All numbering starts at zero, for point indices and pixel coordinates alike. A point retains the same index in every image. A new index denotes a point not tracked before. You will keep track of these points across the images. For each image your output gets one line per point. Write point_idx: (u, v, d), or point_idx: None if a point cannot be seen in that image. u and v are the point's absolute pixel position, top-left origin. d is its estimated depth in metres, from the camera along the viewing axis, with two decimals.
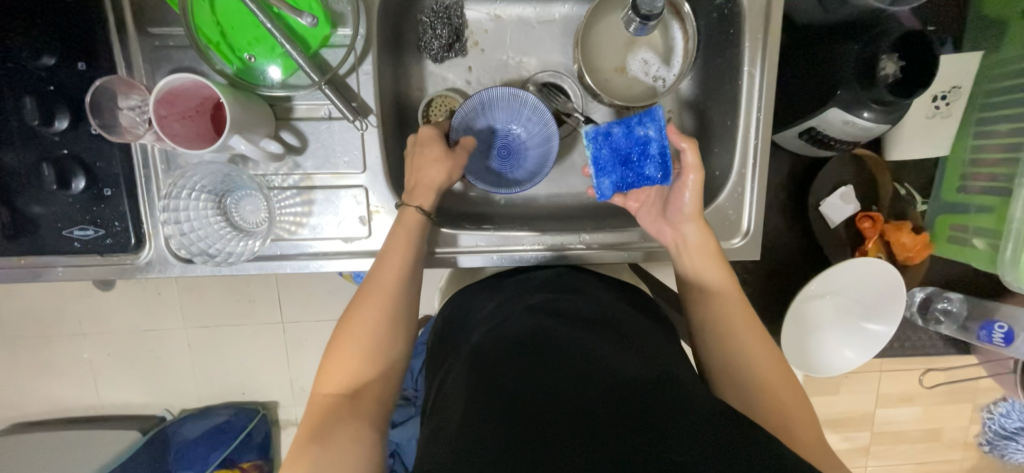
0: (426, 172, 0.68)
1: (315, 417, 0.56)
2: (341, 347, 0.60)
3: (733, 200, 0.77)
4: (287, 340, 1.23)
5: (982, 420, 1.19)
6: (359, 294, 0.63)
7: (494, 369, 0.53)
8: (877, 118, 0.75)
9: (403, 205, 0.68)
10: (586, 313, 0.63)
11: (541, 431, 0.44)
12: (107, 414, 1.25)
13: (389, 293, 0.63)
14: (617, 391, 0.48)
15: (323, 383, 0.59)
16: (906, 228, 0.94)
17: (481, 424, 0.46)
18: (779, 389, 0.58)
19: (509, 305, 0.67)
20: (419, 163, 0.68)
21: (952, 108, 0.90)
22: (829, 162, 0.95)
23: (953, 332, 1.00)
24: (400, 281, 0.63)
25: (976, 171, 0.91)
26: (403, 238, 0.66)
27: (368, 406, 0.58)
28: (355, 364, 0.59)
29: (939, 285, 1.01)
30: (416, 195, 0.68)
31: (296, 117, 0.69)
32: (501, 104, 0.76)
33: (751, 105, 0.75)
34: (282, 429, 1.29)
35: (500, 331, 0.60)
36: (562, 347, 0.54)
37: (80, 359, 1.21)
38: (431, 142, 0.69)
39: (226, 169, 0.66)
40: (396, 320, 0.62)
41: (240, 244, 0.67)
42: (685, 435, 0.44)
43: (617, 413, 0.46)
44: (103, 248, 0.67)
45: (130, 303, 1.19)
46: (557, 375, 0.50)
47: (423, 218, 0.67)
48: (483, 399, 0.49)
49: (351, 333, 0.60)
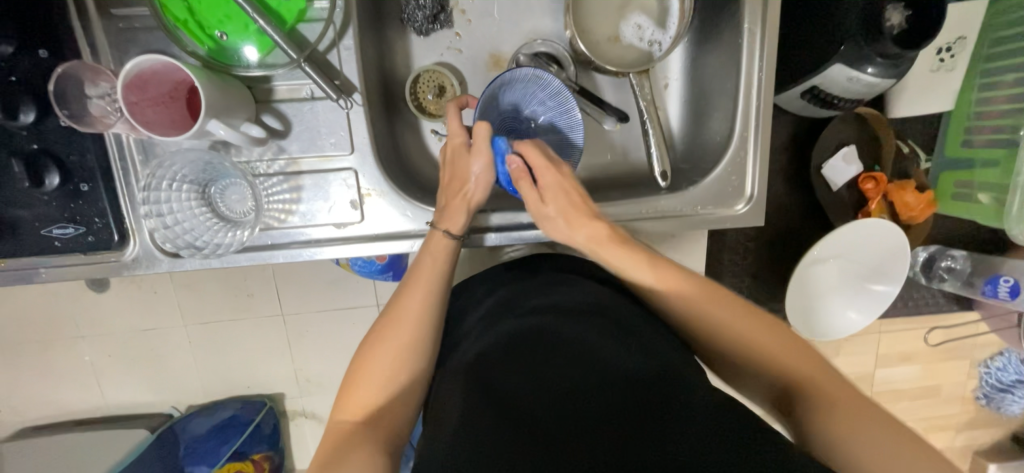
0: (460, 188, 0.66)
1: (330, 444, 0.55)
2: (360, 376, 0.59)
3: (735, 165, 0.74)
4: (287, 332, 1.22)
5: (979, 375, 1.20)
6: (379, 324, 0.61)
7: (494, 370, 0.52)
8: (880, 73, 0.73)
9: (432, 230, 0.66)
10: (584, 302, 0.60)
11: (548, 442, 0.44)
12: (115, 414, 1.25)
13: (411, 323, 0.60)
14: (622, 393, 0.48)
15: (341, 409, 0.58)
16: (909, 187, 0.92)
17: (484, 431, 0.46)
18: (773, 351, 0.54)
19: (507, 299, 0.64)
20: (452, 176, 0.67)
21: (957, 59, 0.87)
22: (830, 123, 0.93)
23: (957, 289, 0.99)
24: (424, 312, 0.61)
25: (981, 124, 0.89)
26: (426, 270, 0.64)
27: (386, 435, 0.56)
28: (374, 393, 0.58)
29: (942, 242, 1.00)
30: (445, 218, 0.66)
31: (276, 99, 0.65)
32: (519, 85, 0.73)
33: (753, 65, 0.72)
34: (291, 419, 1.30)
35: (496, 329, 0.58)
36: (567, 348, 0.52)
37: (81, 361, 1.20)
38: (461, 153, 0.67)
39: (207, 156, 0.63)
40: (418, 349, 0.60)
41: (228, 235, 0.65)
42: (686, 437, 0.44)
43: (620, 418, 0.46)
44: (86, 245, 0.65)
45: (125, 303, 1.16)
46: (560, 379, 0.49)
47: (454, 243, 0.66)
48: (482, 404, 0.48)
49: (371, 362, 0.59)
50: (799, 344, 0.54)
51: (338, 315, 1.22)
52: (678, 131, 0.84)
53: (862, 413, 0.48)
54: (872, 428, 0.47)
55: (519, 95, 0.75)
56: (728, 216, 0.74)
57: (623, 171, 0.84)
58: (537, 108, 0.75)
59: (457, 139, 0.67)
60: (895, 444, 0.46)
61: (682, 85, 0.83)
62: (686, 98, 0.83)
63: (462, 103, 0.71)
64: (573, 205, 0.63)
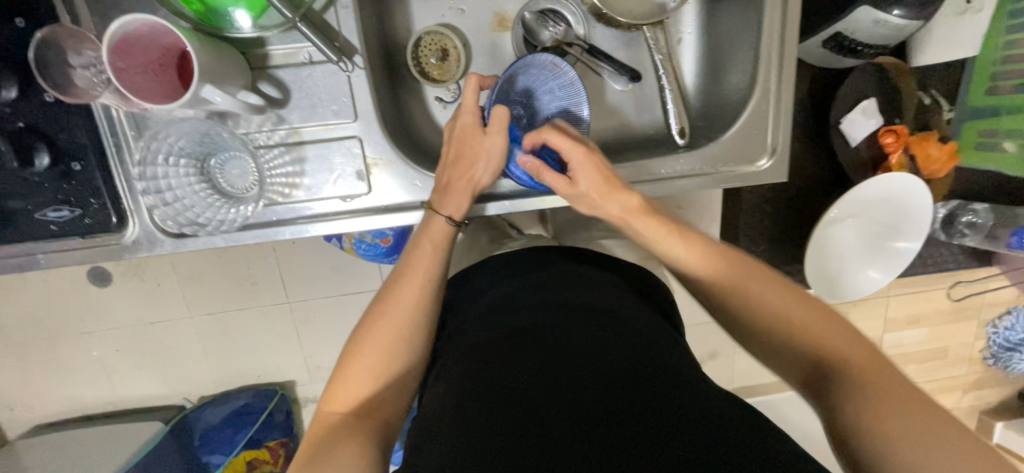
0: (466, 170, 0.65)
1: (319, 436, 0.53)
2: (352, 369, 0.57)
3: (756, 119, 0.70)
4: (296, 320, 1.20)
5: (986, 335, 1.19)
6: (371, 319, 0.59)
7: (488, 369, 0.52)
8: (909, 14, 0.70)
9: (433, 212, 0.64)
10: (583, 301, 0.59)
11: (539, 440, 0.43)
12: (128, 408, 1.24)
13: (410, 318, 0.59)
14: (620, 387, 0.47)
15: (330, 400, 0.56)
16: (932, 138, 0.90)
17: (476, 429, 0.46)
18: (815, 330, 0.50)
19: (507, 294, 0.63)
20: (458, 157, 0.65)
21: (984, 0, 0.83)
22: (851, 75, 0.89)
23: (980, 243, 0.96)
24: (419, 307, 0.59)
25: (1008, 70, 0.86)
26: (425, 260, 0.62)
27: (378, 429, 0.55)
28: (367, 387, 0.56)
29: (963, 197, 0.97)
30: (447, 203, 0.64)
31: (272, 65, 0.61)
32: (535, 70, 0.71)
33: (777, 8, 0.67)
34: (303, 406, 1.29)
35: (492, 328, 0.58)
36: (562, 345, 0.52)
37: (88, 356, 1.18)
38: (471, 133, 0.65)
39: (204, 126, 0.59)
40: (414, 342, 0.59)
41: (231, 211, 0.63)
42: (684, 431, 0.43)
43: (616, 411, 0.45)
44: (83, 228, 0.62)
45: (129, 296, 1.14)
46: (556, 373, 0.49)
47: (453, 230, 0.65)
48: (475, 401, 0.49)
49: (364, 354, 0.57)
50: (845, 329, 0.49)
51: (344, 300, 1.20)
52: (694, 87, 0.80)
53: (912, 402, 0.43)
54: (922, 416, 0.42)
55: (530, 84, 0.72)
56: (750, 173, 0.71)
57: (637, 133, 0.81)
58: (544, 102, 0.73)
59: (469, 117, 0.65)
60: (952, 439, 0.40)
61: (697, 39, 0.79)
62: (702, 51, 0.79)
63: (485, 81, 0.65)
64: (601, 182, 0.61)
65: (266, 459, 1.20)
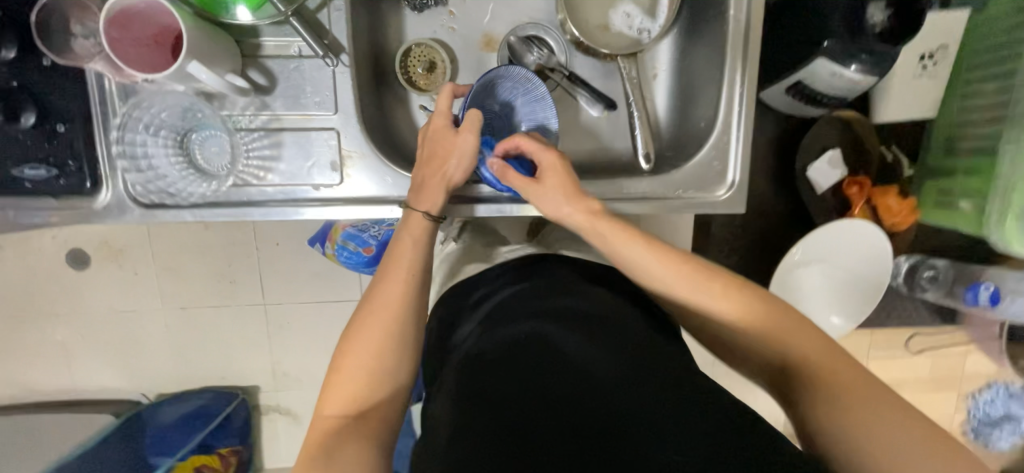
0: (439, 167, 0.67)
1: (320, 439, 0.55)
2: (345, 369, 0.58)
3: (719, 150, 0.74)
4: (269, 322, 1.20)
5: (963, 405, 1.16)
6: (358, 317, 0.60)
7: (484, 378, 0.51)
8: (864, 70, 0.75)
9: (410, 209, 0.66)
10: (582, 306, 0.59)
11: (537, 452, 0.44)
12: (82, 399, 1.20)
13: (398, 312, 0.60)
14: (620, 396, 0.47)
15: (326, 404, 0.57)
16: (892, 192, 0.95)
17: (474, 443, 0.45)
18: (774, 321, 0.56)
19: (507, 301, 0.63)
20: (432, 155, 0.67)
21: (939, 68, 0.88)
22: (814, 126, 0.94)
23: (940, 297, 1.00)
24: (405, 303, 0.61)
25: (965, 133, 0.89)
26: (408, 254, 0.63)
27: (376, 428, 0.57)
28: (359, 388, 0.57)
29: (924, 252, 1.00)
30: (422, 198, 0.66)
31: (263, 54, 0.65)
32: (507, 83, 0.75)
33: (738, 50, 0.73)
34: (263, 414, 1.25)
35: (489, 336, 0.57)
36: (560, 353, 0.52)
37: (52, 341, 1.16)
38: (444, 134, 0.67)
39: (187, 99, 0.63)
40: (403, 339, 0.60)
41: (202, 186, 0.65)
42: (680, 436, 0.44)
43: (616, 418, 0.46)
44: (57, 189, 0.63)
45: (103, 281, 1.14)
46: (554, 382, 0.49)
47: (431, 224, 0.66)
48: (472, 412, 0.48)
49: (353, 354, 0.58)
50: (794, 317, 0.57)
51: (319, 307, 1.20)
52: (665, 119, 0.85)
53: (856, 384, 0.50)
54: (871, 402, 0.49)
55: (505, 94, 0.76)
56: (708, 200, 0.74)
57: (611, 157, 0.84)
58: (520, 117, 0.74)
59: (442, 121, 0.68)
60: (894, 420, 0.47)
61: (670, 76, 0.84)
62: (674, 88, 0.84)
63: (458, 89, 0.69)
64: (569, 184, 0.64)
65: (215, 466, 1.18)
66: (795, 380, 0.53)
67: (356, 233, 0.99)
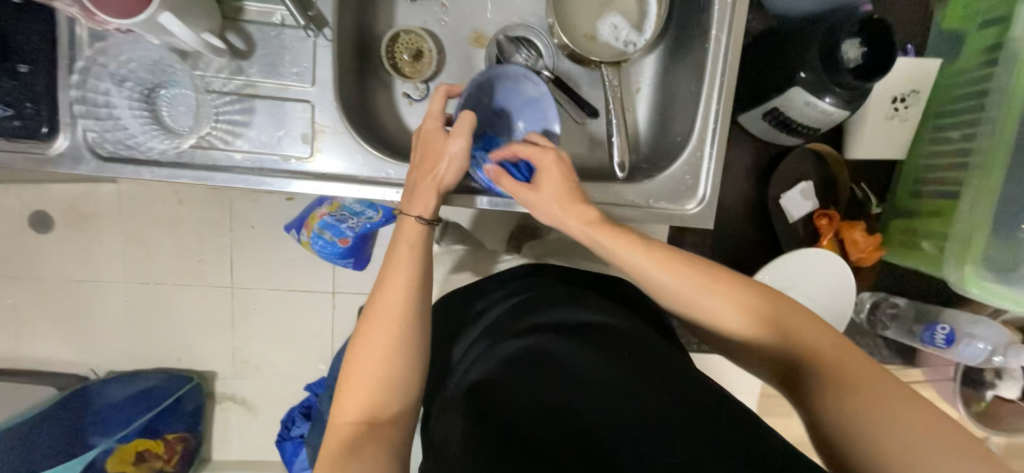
0: (430, 171, 0.64)
1: (334, 448, 0.53)
2: (354, 378, 0.57)
3: (691, 165, 0.76)
4: (233, 307, 1.16)
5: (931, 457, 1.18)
6: (366, 319, 0.59)
7: (492, 393, 0.53)
8: (837, 103, 0.77)
9: (403, 216, 0.64)
10: (586, 324, 0.61)
11: (546, 459, 0.44)
12: (23, 370, 1.13)
13: (402, 315, 0.59)
14: (626, 401, 0.48)
15: (340, 414, 0.56)
16: (858, 226, 0.96)
17: (482, 448, 0.46)
18: (781, 320, 0.56)
19: (512, 318, 0.65)
20: (423, 160, 0.65)
21: (910, 111, 0.91)
22: (788, 155, 0.96)
23: (898, 335, 1.01)
24: (408, 300, 0.59)
25: (930, 177, 0.91)
26: (408, 256, 0.61)
27: (391, 433, 0.56)
28: (370, 392, 0.56)
29: (888, 290, 1.02)
30: (415, 203, 0.64)
31: (245, 19, 0.65)
32: (506, 82, 0.75)
33: (716, 69, 0.74)
34: (216, 402, 1.20)
35: (497, 351, 0.60)
36: (563, 366, 0.54)
37: (1, 305, 1.11)
38: (433, 138, 0.65)
39: (159, 54, 0.62)
40: (406, 340, 0.58)
41: (165, 143, 0.64)
42: (685, 438, 0.43)
43: (620, 421, 0.46)
44: (9, 130, 0.61)
45: (64, 246, 1.10)
46: (559, 392, 0.51)
47: (427, 228, 0.63)
48: (479, 423, 0.50)
49: (360, 357, 0.57)
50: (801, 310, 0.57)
51: (289, 295, 1.17)
52: (645, 131, 0.86)
53: (870, 377, 0.50)
54: (881, 394, 0.49)
55: (503, 92, 0.75)
56: (677, 213, 0.75)
57: (588, 163, 0.85)
58: (520, 111, 0.76)
59: (435, 123, 0.66)
60: (910, 413, 0.47)
61: (652, 90, 0.86)
62: (655, 102, 0.85)
63: (451, 90, 0.68)
64: (565, 191, 0.63)
65: (158, 452, 1.10)
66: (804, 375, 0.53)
67: (334, 223, 0.96)
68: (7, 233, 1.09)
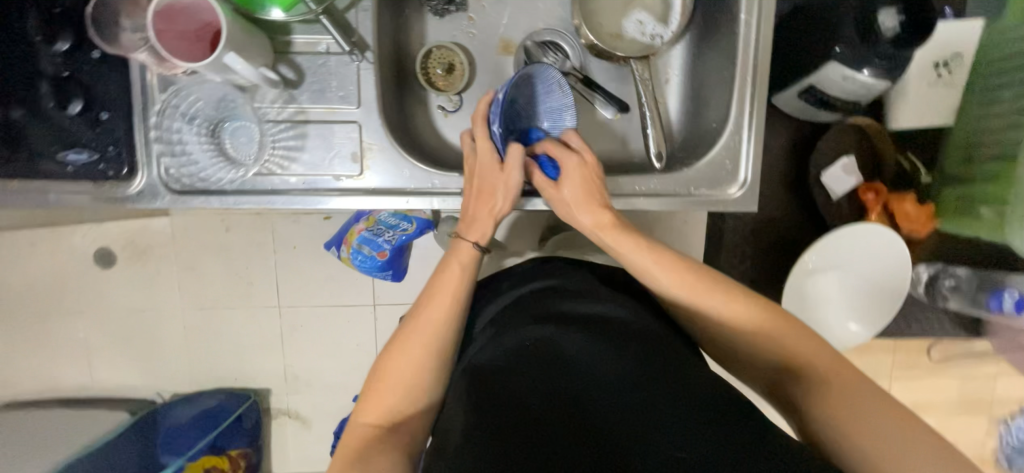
0: (488, 200, 0.68)
1: (352, 448, 0.55)
2: (385, 380, 0.59)
3: (731, 150, 0.76)
4: (283, 326, 1.22)
5: (998, 433, 1.16)
6: (405, 326, 0.61)
7: (499, 384, 0.53)
8: (878, 74, 0.75)
9: (460, 240, 0.66)
10: (589, 313, 0.61)
11: (556, 452, 0.45)
12: (99, 396, 1.22)
13: (441, 330, 0.60)
14: (632, 396, 0.51)
15: (364, 413, 0.58)
16: (909, 197, 0.94)
17: (491, 446, 0.47)
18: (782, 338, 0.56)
19: (510, 310, 0.65)
20: (481, 191, 0.68)
21: (954, 75, 0.88)
22: (827, 132, 0.95)
23: (962, 306, 0.98)
24: (449, 315, 0.61)
25: (982, 140, 0.88)
26: (454, 275, 0.63)
27: (409, 441, 0.58)
28: (398, 398, 0.58)
29: (944, 261, 0.99)
30: (472, 229, 0.67)
31: (294, 51, 0.69)
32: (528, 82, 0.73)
33: (748, 53, 0.74)
34: (274, 418, 1.26)
35: (500, 338, 0.59)
36: (567, 359, 0.54)
37: (74, 337, 1.20)
38: (489, 169, 0.68)
39: (221, 91, 0.67)
40: (443, 355, 0.60)
41: (229, 173, 0.69)
42: (688, 435, 0.46)
43: (628, 420, 0.49)
44: (96, 173, 0.67)
45: (126, 280, 1.18)
46: (564, 387, 0.52)
47: (480, 255, 0.66)
48: (486, 417, 0.50)
49: (395, 365, 0.59)
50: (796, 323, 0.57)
51: (334, 311, 1.21)
52: (677, 121, 0.86)
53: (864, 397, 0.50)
54: (873, 410, 0.49)
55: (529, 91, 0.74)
56: (721, 199, 0.75)
57: (624, 159, 0.86)
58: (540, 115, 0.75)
59: (487, 152, 0.69)
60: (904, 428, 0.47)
61: (682, 79, 0.86)
62: (685, 90, 0.86)
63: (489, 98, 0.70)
64: (584, 195, 0.65)
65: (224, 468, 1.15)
66: (799, 388, 0.54)
67: (371, 237, 0.99)
68: (77, 271, 1.18)
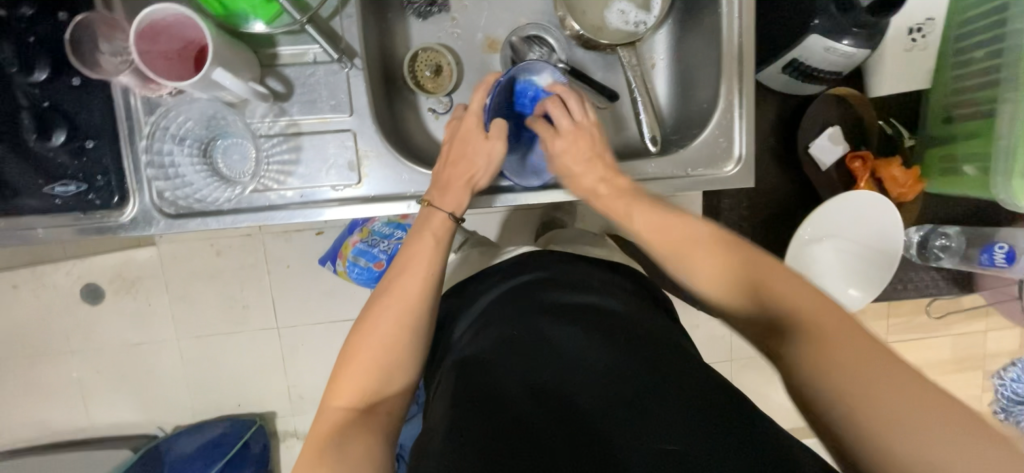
0: (462, 167, 0.68)
1: (325, 432, 0.54)
2: (357, 358, 0.58)
3: (723, 128, 0.77)
4: (283, 346, 1.19)
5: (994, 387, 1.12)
6: (375, 303, 0.60)
7: (483, 375, 0.54)
8: (857, 43, 0.78)
9: (432, 207, 0.66)
10: (584, 306, 0.62)
11: (534, 438, 0.46)
12: (97, 436, 1.19)
13: (413, 307, 0.60)
14: (618, 385, 0.50)
15: (335, 394, 0.57)
16: (895, 162, 0.96)
17: (470, 433, 0.48)
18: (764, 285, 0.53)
19: (499, 305, 0.65)
20: (459, 157, 0.68)
21: (928, 39, 0.90)
22: (814, 104, 0.96)
23: (955, 264, 1.00)
24: (423, 291, 0.61)
25: (960, 100, 0.90)
26: (426, 252, 0.63)
27: (382, 424, 0.56)
28: (370, 380, 0.57)
29: (935, 222, 1.02)
30: (446, 199, 0.67)
31: (281, 63, 0.69)
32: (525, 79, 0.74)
33: (732, 32, 0.75)
34: (282, 441, 1.23)
35: (488, 333, 0.61)
36: (554, 350, 0.55)
37: (66, 379, 1.16)
38: (473, 136, 0.69)
39: (212, 109, 0.66)
40: (416, 331, 0.59)
41: (224, 192, 0.67)
42: (674, 422, 0.45)
43: (612, 409, 0.47)
44: (84, 204, 0.65)
45: (117, 314, 1.15)
46: (549, 376, 0.52)
47: (453, 225, 0.66)
48: (468, 406, 0.51)
49: (366, 343, 0.58)
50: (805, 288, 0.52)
51: (334, 327, 1.20)
52: (667, 106, 0.88)
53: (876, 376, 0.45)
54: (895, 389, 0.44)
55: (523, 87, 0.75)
56: (718, 176, 0.76)
57: (619, 145, 0.86)
58: (534, 98, 0.75)
59: (473, 122, 0.70)
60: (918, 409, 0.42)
61: (668, 64, 0.87)
62: (672, 74, 0.87)
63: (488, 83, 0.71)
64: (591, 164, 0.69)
65: None
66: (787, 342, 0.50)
67: (366, 248, 0.97)
68: (63, 310, 1.14)
